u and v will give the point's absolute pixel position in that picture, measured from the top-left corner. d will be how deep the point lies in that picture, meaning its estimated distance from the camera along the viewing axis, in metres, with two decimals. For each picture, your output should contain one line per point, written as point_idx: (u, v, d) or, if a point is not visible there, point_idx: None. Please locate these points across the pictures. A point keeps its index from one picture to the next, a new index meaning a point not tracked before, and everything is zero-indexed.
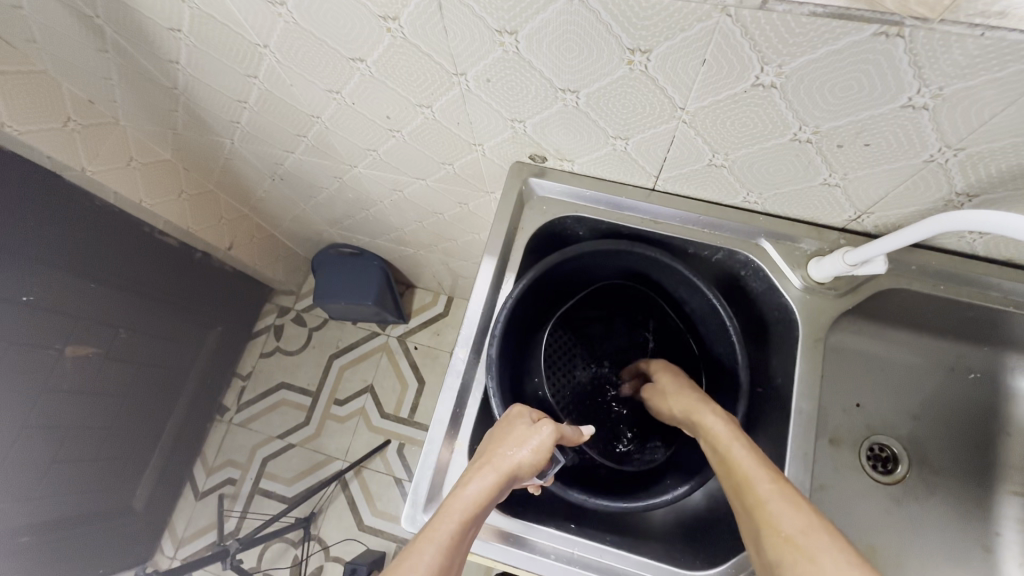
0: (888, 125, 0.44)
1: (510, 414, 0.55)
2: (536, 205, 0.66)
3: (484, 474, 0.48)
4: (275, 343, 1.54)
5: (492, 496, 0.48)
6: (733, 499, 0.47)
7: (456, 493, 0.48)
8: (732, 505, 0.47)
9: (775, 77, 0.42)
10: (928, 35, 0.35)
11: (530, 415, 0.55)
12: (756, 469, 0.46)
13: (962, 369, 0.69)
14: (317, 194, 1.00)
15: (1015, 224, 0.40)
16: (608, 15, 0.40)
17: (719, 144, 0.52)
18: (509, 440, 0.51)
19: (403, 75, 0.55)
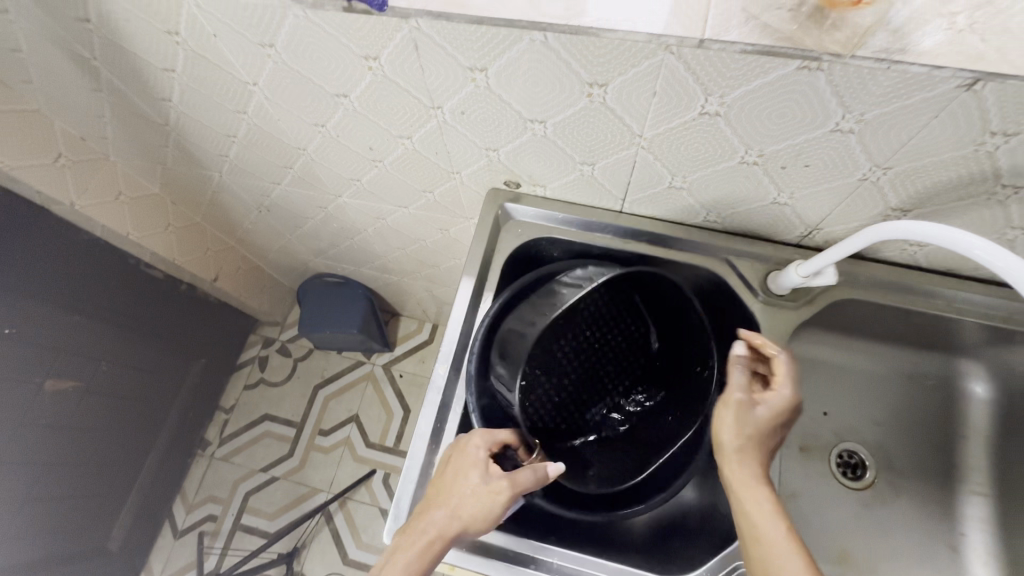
0: (822, 148, 0.49)
1: (465, 445, 0.56)
2: (512, 227, 0.70)
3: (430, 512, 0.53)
4: (259, 374, 1.53)
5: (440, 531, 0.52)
6: (750, 554, 0.48)
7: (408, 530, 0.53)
8: (748, 558, 0.48)
9: (718, 106, 0.47)
10: (843, 69, 0.40)
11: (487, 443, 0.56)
12: (790, 546, 0.46)
13: (919, 375, 0.72)
14: (303, 224, 1.03)
15: (936, 230, 0.45)
16: (566, 53, 0.45)
17: (676, 167, 0.56)
18: (457, 473, 0.54)
19: (385, 109, 0.59)
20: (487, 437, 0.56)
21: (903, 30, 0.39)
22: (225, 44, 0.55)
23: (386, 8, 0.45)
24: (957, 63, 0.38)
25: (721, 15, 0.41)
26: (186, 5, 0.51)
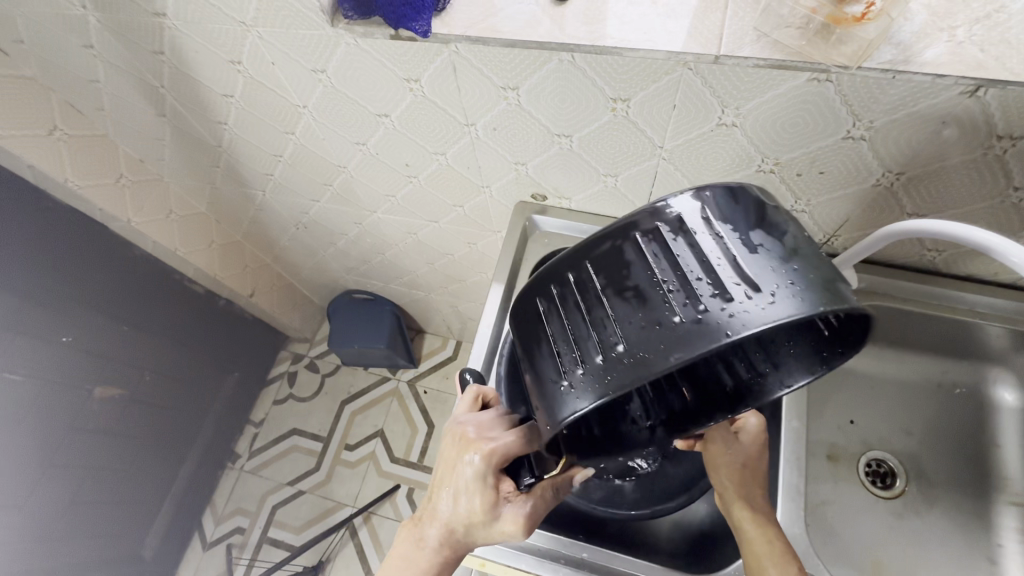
0: (835, 155, 0.52)
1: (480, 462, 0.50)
2: (539, 237, 0.73)
3: (442, 516, 0.53)
4: (288, 390, 1.58)
5: (454, 537, 0.53)
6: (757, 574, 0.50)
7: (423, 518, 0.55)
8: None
9: (734, 117, 0.50)
10: (851, 79, 0.44)
11: (499, 454, 0.50)
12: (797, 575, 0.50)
13: (949, 385, 0.72)
14: (337, 240, 1.08)
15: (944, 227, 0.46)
16: (592, 71, 0.49)
17: (696, 177, 0.60)
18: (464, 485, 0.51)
19: (422, 128, 0.64)
20: (500, 450, 0.50)
21: (909, 45, 0.42)
22: (282, 71, 0.61)
23: (429, 34, 0.49)
24: (959, 71, 0.41)
25: (733, 35, 0.45)
26: (251, 37, 0.58)
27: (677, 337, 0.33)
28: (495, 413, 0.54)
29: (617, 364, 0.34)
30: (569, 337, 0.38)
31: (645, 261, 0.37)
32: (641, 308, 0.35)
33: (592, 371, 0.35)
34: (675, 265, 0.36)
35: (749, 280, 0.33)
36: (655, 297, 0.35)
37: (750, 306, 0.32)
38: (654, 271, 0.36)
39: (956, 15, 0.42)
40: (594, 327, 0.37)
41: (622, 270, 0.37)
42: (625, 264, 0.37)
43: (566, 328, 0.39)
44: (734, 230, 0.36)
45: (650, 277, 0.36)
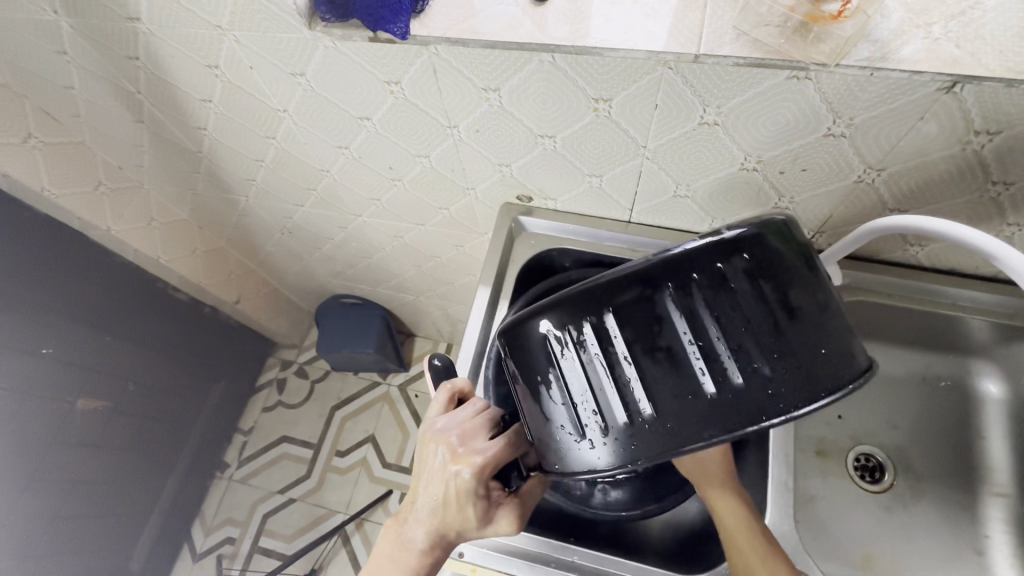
0: (816, 153, 0.52)
1: (469, 476, 0.49)
2: (525, 239, 0.72)
3: (425, 524, 0.51)
4: (277, 397, 1.56)
5: (437, 544, 0.52)
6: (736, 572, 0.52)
7: (401, 526, 0.53)
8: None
9: (715, 116, 0.50)
10: (830, 76, 0.44)
11: (489, 467, 0.49)
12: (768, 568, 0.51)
13: (934, 378, 0.72)
14: (322, 245, 1.07)
15: (925, 222, 0.47)
16: (574, 72, 0.49)
17: (680, 177, 0.60)
18: (450, 495, 0.50)
19: (404, 131, 0.64)
20: (490, 464, 0.49)
21: (886, 42, 0.43)
22: (260, 75, 0.60)
23: (408, 35, 0.49)
24: (935, 67, 0.41)
25: (713, 34, 0.45)
26: (227, 41, 0.57)
27: (704, 410, 0.38)
28: (476, 415, 0.53)
29: (646, 431, 0.39)
30: (591, 389, 0.42)
31: (673, 320, 0.40)
32: (672, 372, 0.40)
33: (619, 432, 0.40)
34: (698, 327, 0.40)
35: (763, 357, 0.38)
36: (682, 362, 0.40)
37: (771, 387, 0.37)
38: (681, 332, 0.40)
39: (932, 12, 0.43)
40: (621, 383, 0.41)
41: (650, 325, 0.41)
42: (653, 321, 0.40)
43: (588, 377, 0.42)
44: (758, 296, 0.39)
45: (677, 336, 0.40)
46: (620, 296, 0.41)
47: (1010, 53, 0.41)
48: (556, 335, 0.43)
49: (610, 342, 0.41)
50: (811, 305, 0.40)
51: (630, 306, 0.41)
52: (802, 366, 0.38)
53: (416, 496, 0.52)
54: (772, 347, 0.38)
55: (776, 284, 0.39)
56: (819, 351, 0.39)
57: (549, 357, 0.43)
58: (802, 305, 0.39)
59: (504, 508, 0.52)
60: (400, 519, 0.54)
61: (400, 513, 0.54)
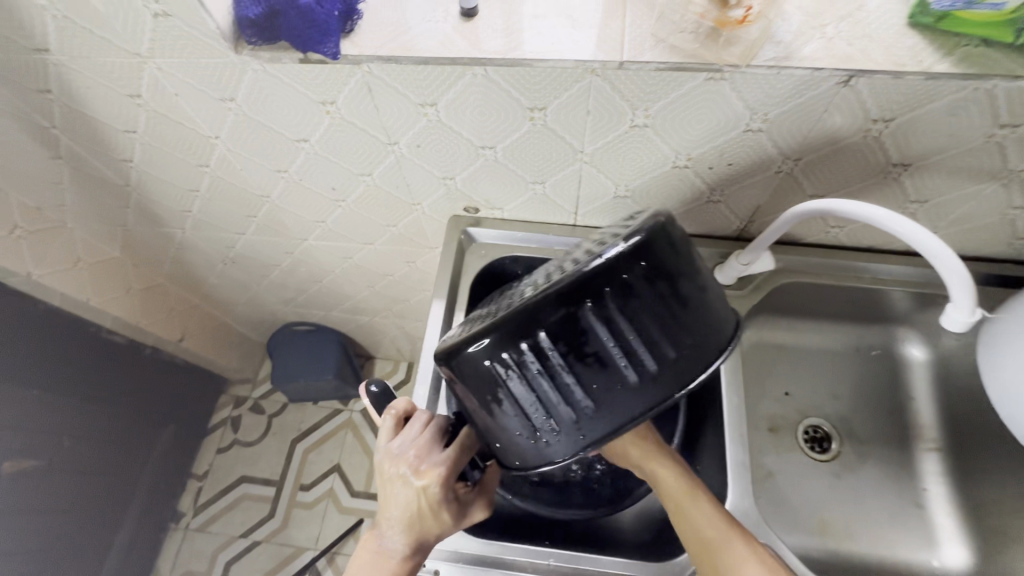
0: (739, 147, 0.55)
1: (434, 488, 0.49)
2: (477, 249, 0.73)
3: (396, 545, 0.51)
4: (232, 436, 1.48)
5: (409, 565, 0.51)
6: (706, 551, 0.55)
7: (367, 560, 0.51)
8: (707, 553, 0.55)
9: (644, 118, 0.53)
10: (743, 77, 0.47)
11: (451, 474, 0.50)
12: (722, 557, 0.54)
13: (865, 348, 0.78)
14: (269, 272, 1.04)
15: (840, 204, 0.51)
16: (507, 84, 0.51)
17: (618, 178, 0.62)
18: (417, 508, 0.50)
19: (343, 150, 0.63)
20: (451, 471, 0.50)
21: (788, 43, 0.46)
22: (188, 102, 0.59)
23: (339, 55, 0.49)
24: (832, 64, 0.45)
25: (634, 41, 0.48)
26: (148, 68, 0.55)
27: (637, 397, 0.42)
28: (425, 428, 0.52)
29: (592, 425, 0.43)
30: (537, 400, 0.43)
31: (595, 331, 0.41)
32: (605, 373, 0.42)
33: (568, 428, 0.43)
34: (622, 329, 0.41)
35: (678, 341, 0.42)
36: (610, 363, 0.42)
37: (681, 366, 0.42)
38: (607, 339, 0.41)
39: (825, 16, 0.47)
40: (561, 392, 0.43)
41: (578, 338, 0.41)
42: (579, 334, 0.41)
43: (534, 390, 0.43)
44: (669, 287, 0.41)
45: (605, 342, 0.41)
46: (544, 314, 0.41)
47: (894, 50, 0.46)
48: (490, 361, 0.42)
49: (546, 360, 0.42)
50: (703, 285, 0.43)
51: (555, 323, 0.41)
52: (706, 340, 0.43)
53: (381, 521, 0.51)
54: (678, 333, 0.42)
55: (675, 276, 0.42)
56: (712, 319, 0.44)
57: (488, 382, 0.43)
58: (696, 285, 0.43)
59: (473, 507, 0.53)
60: (363, 555, 0.52)
61: (363, 549, 0.52)
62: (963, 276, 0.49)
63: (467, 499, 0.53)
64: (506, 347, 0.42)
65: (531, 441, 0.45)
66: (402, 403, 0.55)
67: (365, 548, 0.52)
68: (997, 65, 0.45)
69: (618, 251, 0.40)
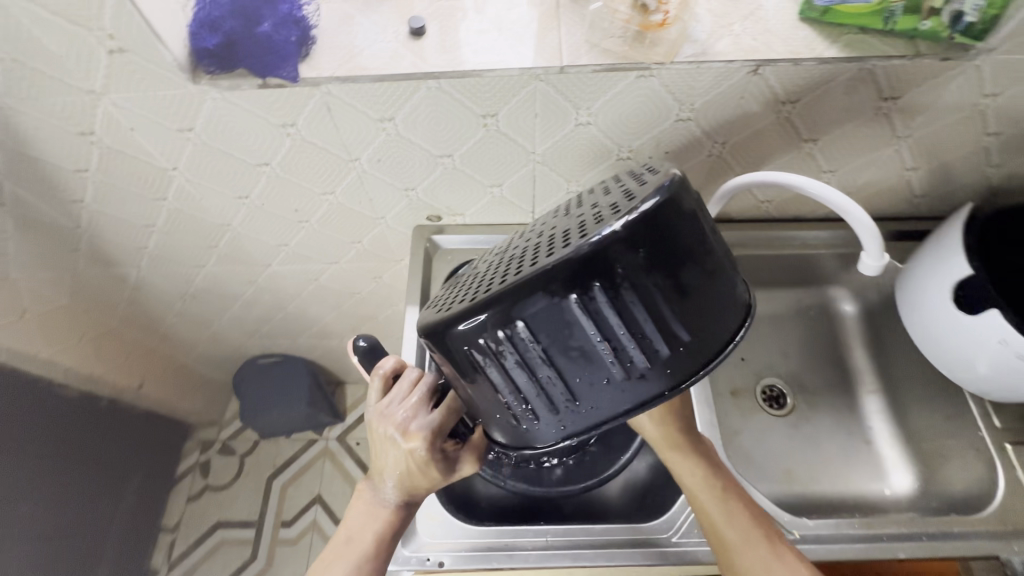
0: (674, 137, 0.62)
1: (421, 451, 0.52)
2: (444, 255, 0.76)
3: (389, 490, 0.56)
4: (203, 482, 1.42)
5: (402, 506, 0.57)
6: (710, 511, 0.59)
7: (367, 499, 0.58)
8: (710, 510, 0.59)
9: (587, 117, 0.58)
10: (668, 72, 0.53)
11: (437, 437, 0.53)
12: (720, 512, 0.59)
13: (804, 309, 0.86)
14: (232, 304, 1.03)
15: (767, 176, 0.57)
16: (460, 94, 0.55)
17: (570, 175, 0.67)
18: (405, 464, 0.54)
19: (305, 171, 0.65)
20: (437, 435, 0.52)
21: (703, 40, 0.53)
22: (144, 135, 0.59)
23: (298, 78, 0.52)
24: (741, 57, 0.53)
25: (569, 48, 0.53)
26: (103, 105, 0.55)
27: (621, 391, 0.43)
28: (413, 390, 0.55)
29: (574, 413, 0.44)
30: (520, 390, 0.44)
31: (583, 323, 0.39)
32: (588, 367, 0.41)
33: (550, 416, 0.45)
34: (607, 322, 0.40)
35: (670, 339, 0.40)
36: (599, 357, 0.41)
37: (672, 363, 0.41)
38: (595, 335, 0.40)
39: (731, 16, 0.54)
40: (546, 379, 0.43)
41: (562, 331, 0.40)
42: (566, 325, 0.40)
43: (515, 379, 0.43)
44: (665, 283, 0.38)
45: (588, 337, 0.40)
46: (530, 303, 0.39)
47: (790, 41, 0.53)
48: (475, 343, 0.42)
49: (530, 349, 0.41)
50: (710, 274, 0.40)
51: (541, 312, 0.39)
52: (702, 339, 0.41)
53: (376, 469, 0.56)
54: (672, 327, 0.40)
55: (674, 264, 0.39)
56: (715, 312, 0.41)
57: (473, 363, 0.43)
58: (701, 275, 0.40)
59: (462, 461, 0.56)
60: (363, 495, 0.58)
61: (363, 489, 0.59)
62: (868, 222, 0.56)
63: (455, 454, 0.56)
64: (492, 332, 0.41)
65: (515, 422, 0.46)
66: (388, 363, 0.57)
67: (365, 489, 0.58)
68: (872, 46, 0.53)
69: (608, 238, 0.37)
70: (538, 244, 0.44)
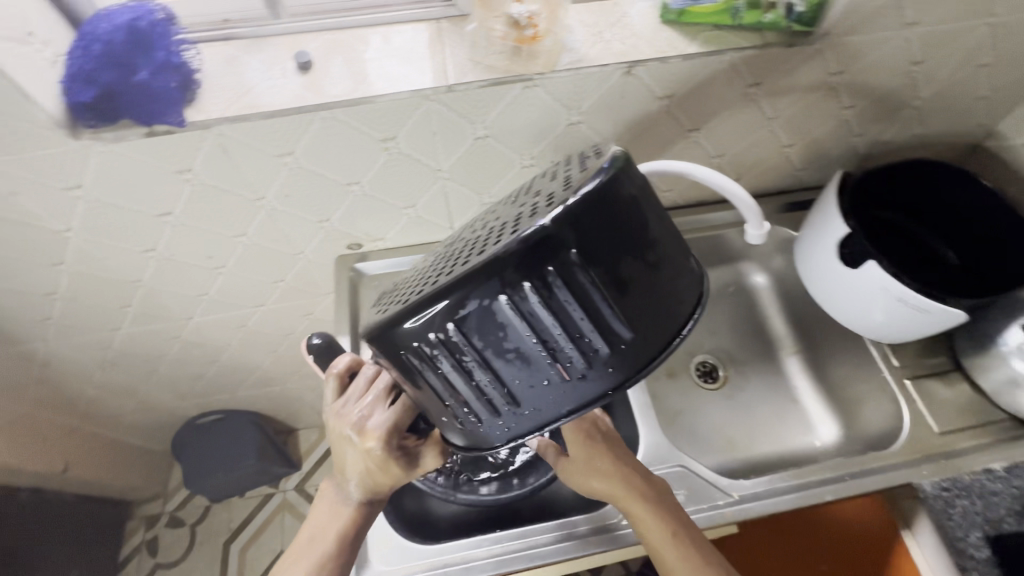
0: (570, 140, 0.65)
1: (377, 447, 0.54)
2: (369, 281, 0.77)
3: (351, 488, 0.57)
4: (152, 561, 1.32)
5: (363, 504, 0.58)
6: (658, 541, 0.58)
7: (331, 497, 0.59)
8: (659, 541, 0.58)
9: (484, 130, 0.61)
10: (551, 81, 0.57)
11: (392, 432, 0.54)
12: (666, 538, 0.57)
13: (722, 286, 0.92)
14: (158, 364, 0.97)
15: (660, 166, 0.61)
16: (355, 121, 0.56)
17: (481, 187, 0.70)
18: (365, 463, 0.55)
19: (210, 215, 0.64)
20: (393, 429, 0.54)
21: (577, 49, 0.57)
22: (28, 199, 0.57)
23: (186, 122, 0.52)
24: (613, 61, 0.57)
25: (454, 66, 0.56)
26: None
27: (564, 392, 0.43)
28: (370, 386, 0.56)
29: (520, 415, 0.45)
30: (464, 395, 0.44)
31: (518, 323, 0.39)
32: (528, 369, 0.41)
33: (495, 418, 0.45)
34: (544, 323, 0.39)
35: (609, 338, 0.40)
36: (538, 358, 0.41)
37: (612, 362, 0.41)
38: (530, 335, 0.40)
39: (599, 24, 0.59)
40: (489, 379, 0.43)
41: (498, 334, 0.40)
42: (503, 324, 0.39)
43: (457, 382, 0.43)
44: (601, 282, 0.38)
45: (525, 339, 0.40)
46: (466, 302, 0.39)
47: (655, 42, 0.58)
48: (418, 344, 0.41)
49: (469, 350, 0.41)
50: (648, 267, 0.39)
51: (476, 312, 0.39)
52: (644, 336, 0.41)
53: (338, 468, 0.57)
54: (610, 326, 0.40)
55: (609, 259, 0.38)
56: (656, 311, 0.41)
57: (418, 365, 0.43)
58: (637, 271, 0.39)
59: (424, 456, 0.56)
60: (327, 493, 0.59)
61: (328, 487, 0.60)
62: (745, 198, 0.61)
63: (416, 450, 0.57)
64: (432, 333, 0.40)
65: (466, 424, 0.46)
66: (344, 361, 0.59)
67: (330, 487, 0.59)
68: (729, 40, 0.59)
69: (537, 237, 0.36)
70: (484, 235, 0.44)
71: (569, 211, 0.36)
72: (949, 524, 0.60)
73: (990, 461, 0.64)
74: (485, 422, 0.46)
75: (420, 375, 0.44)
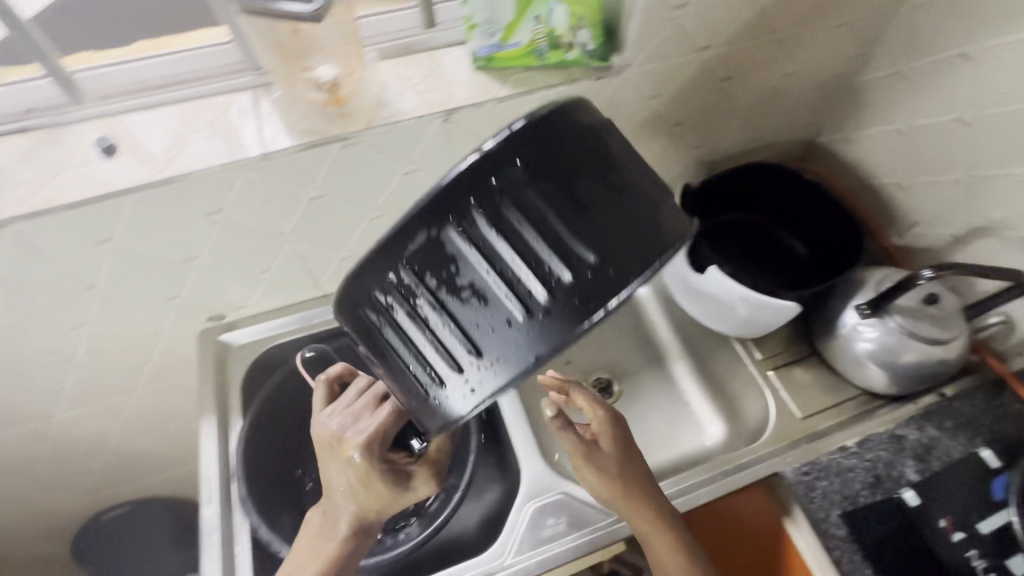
0: (412, 187, 0.66)
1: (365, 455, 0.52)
2: (237, 351, 0.74)
3: (341, 514, 0.55)
4: None
5: (354, 532, 0.55)
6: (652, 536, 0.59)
7: (314, 529, 0.56)
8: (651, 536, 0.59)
9: (317, 190, 0.61)
10: (369, 138, 0.58)
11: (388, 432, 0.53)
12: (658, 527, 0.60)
13: None
14: (34, 470, 0.90)
15: None
16: (170, 199, 0.55)
17: (334, 243, 0.70)
18: (349, 477, 0.53)
19: (39, 310, 0.61)
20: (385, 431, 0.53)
21: (391, 103, 0.59)
22: None
23: None
24: (428, 111, 0.58)
25: (266, 134, 0.55)
26: None
27: (530, 334, 0.39)
28: (360, 394, 0.56)
29: (483, 370, 0.40)
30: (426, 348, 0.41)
31: (468, 253, 0.38)
32: (483, 307, 0.39)
33: (465, 373, 0.40)
34: (494, 251, 0.38)
35: (571, 257, 0.38)
36: (495, 296, 0.39)
37: (577, 294, 0.38)
38: (480, 267, 0.38)
39: (414, 77, 0.60)
40: (444, 325, 0.40)
41: (447, 270, 0.38)
42: (452, 256, 0.38)
43: (413, 332, 0.41)
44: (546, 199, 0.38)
45: (476, 273, 0.38)
46: (412, 236, 0.38)
47: (469, 88, 0.60)
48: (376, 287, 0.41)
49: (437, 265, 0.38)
50: (609, 184, 0.39)
51: (424, 245, 0.38)
52: (609, 260, 0.38)
53: (324, 485, 0.56)
54: (566, 246, 0.38)
55: (563, 175, 0.38)
56: (624, 246, 0.38)
57: (376, 321, 0.42)
58: (598, 191, 0.39)
59: (415, 480, 0.55)
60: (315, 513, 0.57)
61: (318, 505, 0.57)
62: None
63: (405, 470, 0.55)
64: (388, 282, 0.40)
65: (426, 395, 0.42)
66: (335, 369, 0.59)
67: (317, 507, 0.57)
68: (535, 79, 0.61)
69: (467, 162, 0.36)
70: None
71: (510, 132, 0.37)
72: (812, 507, 0.63)
73: (846, 439, 0.67)
74: (432, 388, 0.42)
75: (380, 340, 0.42)
